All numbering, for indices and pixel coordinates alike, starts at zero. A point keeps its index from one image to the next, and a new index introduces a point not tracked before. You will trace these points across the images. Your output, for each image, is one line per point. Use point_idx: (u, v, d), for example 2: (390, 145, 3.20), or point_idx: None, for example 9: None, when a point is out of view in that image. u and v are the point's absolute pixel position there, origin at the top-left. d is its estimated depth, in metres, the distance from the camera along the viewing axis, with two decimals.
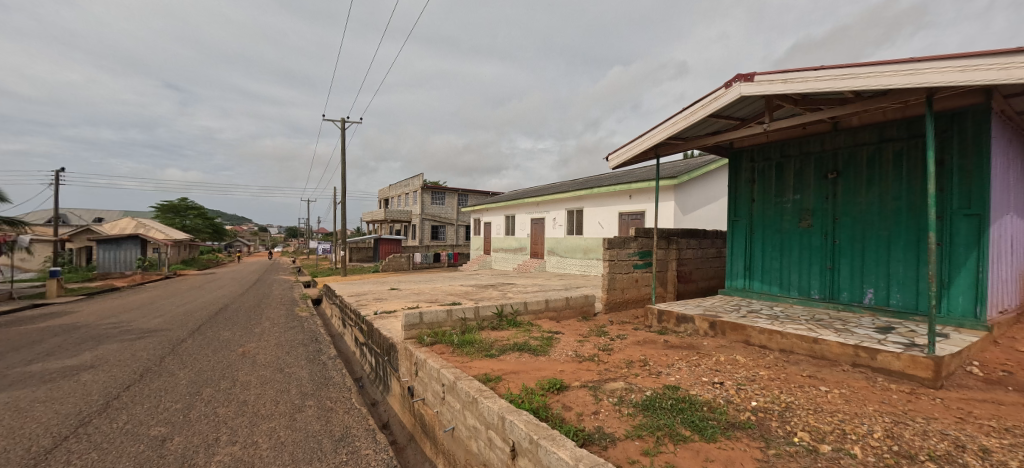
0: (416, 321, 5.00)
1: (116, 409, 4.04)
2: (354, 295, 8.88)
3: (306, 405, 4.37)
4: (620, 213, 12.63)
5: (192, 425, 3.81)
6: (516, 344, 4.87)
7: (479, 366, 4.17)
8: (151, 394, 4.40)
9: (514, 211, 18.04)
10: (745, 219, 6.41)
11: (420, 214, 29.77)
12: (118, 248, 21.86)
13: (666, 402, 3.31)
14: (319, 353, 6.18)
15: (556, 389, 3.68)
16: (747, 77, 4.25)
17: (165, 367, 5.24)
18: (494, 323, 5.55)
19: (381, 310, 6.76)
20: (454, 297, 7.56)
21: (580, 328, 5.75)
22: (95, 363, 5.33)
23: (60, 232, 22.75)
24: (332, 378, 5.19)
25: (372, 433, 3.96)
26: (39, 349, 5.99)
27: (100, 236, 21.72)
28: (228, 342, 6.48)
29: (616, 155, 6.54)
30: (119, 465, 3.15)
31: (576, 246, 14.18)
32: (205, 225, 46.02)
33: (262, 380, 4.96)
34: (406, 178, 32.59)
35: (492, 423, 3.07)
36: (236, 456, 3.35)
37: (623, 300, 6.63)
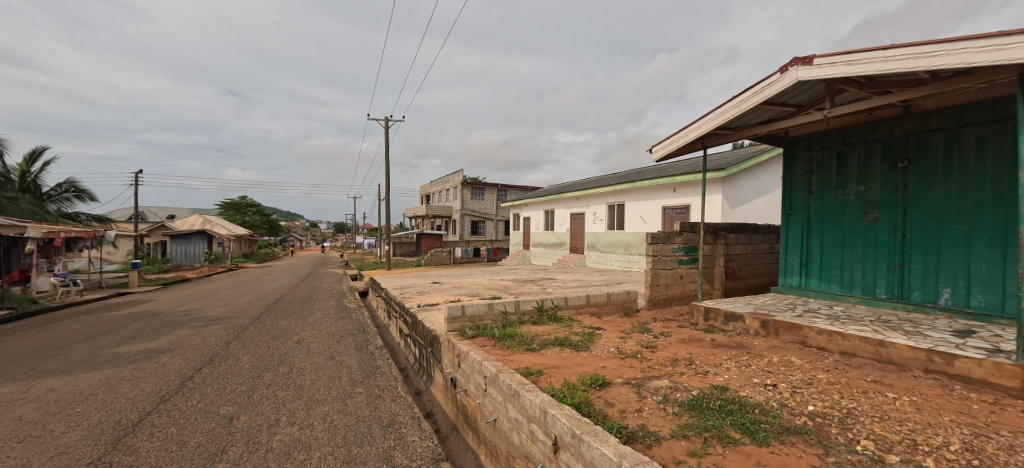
0: (459, 314, 5.12)
1: (191, 389, 4.43)
2: (399, 289, 9.20)
3: (356, 392, 4.58)
4: (664, 207, 12.25)
5: (255, 405, 4.10)
6: (557, 339, 4.86)
7: (521, 359, 4.19)
8: (220, 376, 4.78)
9: (553, 207, 17.94)
10: (802, 212, 6.02)
11: (459, 210, 30.31)
12: (188, 243, 23.92)
13: (715, 403, 3.18)
14: (367, 342, 6.46)
15: (598, 385, 3.63)
16: (805, 60, 3.96)
17: (231, 352, 5.67)
18: (535, 317, 5.56)
19: (425, 303, 6.96)
20: (495, 291, 7.61)
21: (622, 324, 5.63)
22: (171, 346, 5.86)
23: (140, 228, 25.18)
24: (379, 367, 5.40)
25: (417, 420, 4.07)
26: (125, 333, 6.67)
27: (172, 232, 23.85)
28: (285, 331, 6.90)
29: (660, 146, 6.33)
30: (193, 440, 3.44)
31: (617, 241, 13.92)
32: (262, 221, 49.23)
33: (316, 366, 5.25)
34: (446, 175, 33.23)
35: (534, 416, 3.08)
36: (294, 436, 3.57)
37: (668, 297, 6.44)
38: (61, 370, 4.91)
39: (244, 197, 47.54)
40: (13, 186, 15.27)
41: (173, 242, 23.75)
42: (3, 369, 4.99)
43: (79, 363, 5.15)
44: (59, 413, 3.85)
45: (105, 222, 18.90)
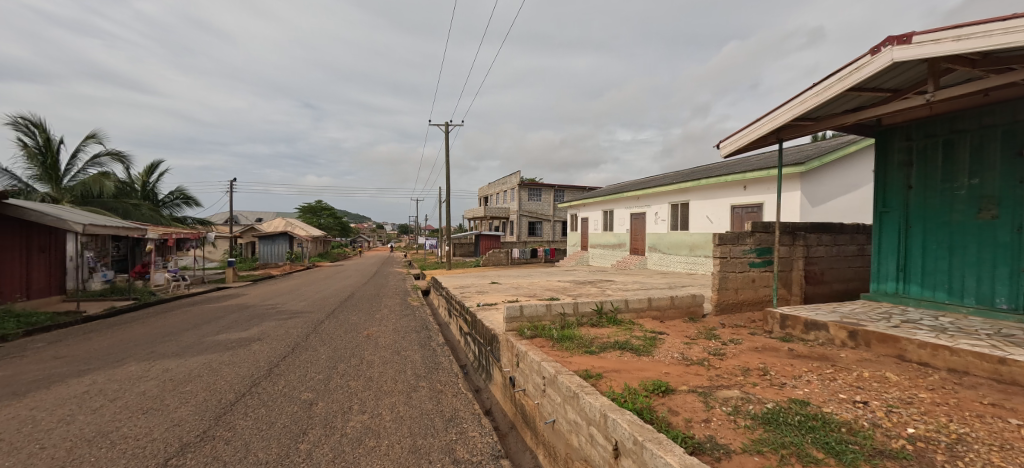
0: (517, 314, 5.18)
1: (277, 375, 4.90)
2: (459, 288, 9.49)
3: (420, 386, 4.79)
4: (733, 206, 11.52)
5: (331, 393, 4.44)
6: (617, 342, 4.74)
7: (580, 361, 4.14)
8: (301, 365, 5.24)
9: (611, 207, 17.57)
10: (898, 210, 5.36)
11: (516, 211, 30.66)
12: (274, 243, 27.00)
13: (793, 418, 2.92)
14: (429, 339, 6.73)
15: (661, 392, 3.49)
16: (901, 38, 3.53)
17: (310, 343, 6.18)
18: (593, 320, 5.47)
19: (484, 303, 7.12)
20: (553, 292, 7.58)
21: (687, 329, 5.36)
22: (260, 336, 6.52)
23: (235, 230, 28.40)
24: (441, 363, 5.60)
25: (478, 417, 4.16)
26: (223, 323, 7.53)
27: (261, 233, 26.93)
28: (356, 325, 7.40)
29: (729, 141, 5.96)
30: (279, 421, 3.80)
31: (681, 242, 13.28)
32: (334, 224, 53.25)
33: (384, 360, 5.58)
34: (502, 177, 33.77)
35: (594, 419, 3.02)
36: (365, 424, 3.81)
37: (738, 302, 6.02)
38: (175, 353, 5.66)
39: (320, 201, 51.79)
40: (137, 194, 17.86)
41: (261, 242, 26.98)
42: (132, 350, 5.86)
43: (189, 348, 5.92)
44: (173, 390, 4.43)
45: (207, 225, 21.50)
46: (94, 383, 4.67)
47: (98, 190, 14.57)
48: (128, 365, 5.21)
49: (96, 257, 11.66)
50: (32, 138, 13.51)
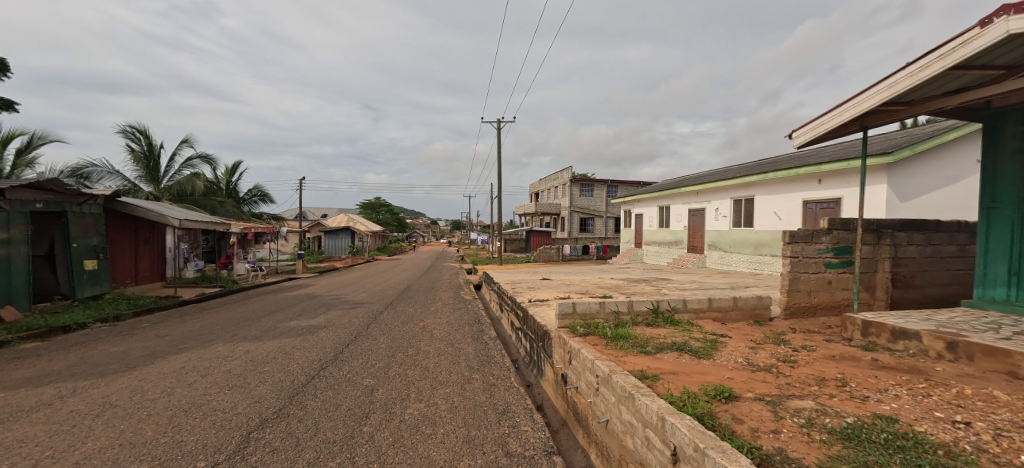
0: (570, 310, 5.13)
1: (342, 360, 5.23)
2: (511, 283, 9.60)
3: (473, 378, 4.89)
4: (806, 201, 10.62)
5: (391, 381, 4.66)
6: (674, 344, 4.54)
7: (635, 361, 4.02)
8: (362, 353, 5.54)
9: (667, 203, 16.88)
10: (1011, 205, 4.66)
11: (567, 207, 30.41)
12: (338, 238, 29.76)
13: (878, 436, 2.63)
14: (482, 332, 6.86)
15: (724, 398, 3.29)
16: (1020, 6, 3.05)
17: (370, 332, 6.53)
18: (649, 319, 5.30)
19: (535, 298, 7.14)
20: (606, 290, 7.43)
21: (751, 333, 5.01)
22: (327, 324, 6.99)
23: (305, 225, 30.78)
24: (493, 357, 5.67)
25: (530, 412, 4.17)
26: (294, 311, 8.17)
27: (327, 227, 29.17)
28: (413, 317, 7.71)
29: (802, 130, 5.49)
30: (345, 404, 4.06)
31: (744, 240, 12.48)
32: (392, 219, 55.98)
33: (439, 351, 5.77)
34: (553, 174, 33.65)
35: (651, 421, 2.91)
36: (421, 412, 3.96)
37: (811, 306, 5.54)
38: (254, 337, 6.23)
39: (379, 198, 54.75)
40: (223, 192, 19.86)
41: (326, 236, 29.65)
42: (219, 332, 6.53)
43: (265, 332, 6.49)
44: (254, 370, 4.88)
45: (280, 220, 23.42)
46: (189, 360, 5.26)
47: (192, 189, 16.21)
48: (216, 346, 5.81)
49: (189, 249, 13.11)
50: (139, 144, 15.42)
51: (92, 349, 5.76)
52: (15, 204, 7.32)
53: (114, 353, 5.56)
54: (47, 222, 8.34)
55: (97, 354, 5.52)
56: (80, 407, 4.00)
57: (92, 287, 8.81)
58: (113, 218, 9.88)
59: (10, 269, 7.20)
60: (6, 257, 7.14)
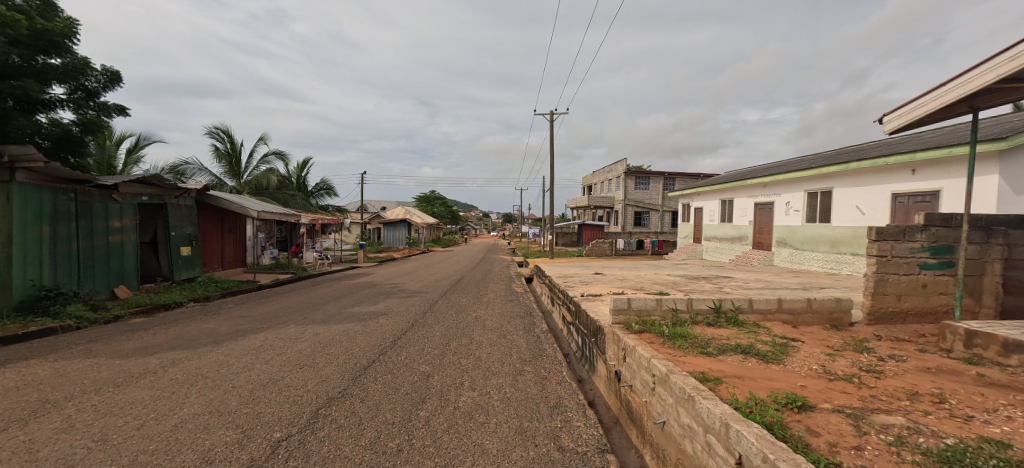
0: (624, 306, 4.99)
1: (399, 347, 5.47)
2: (562, 277, 9.54)
3: (525, 370, 4.91)
4: (895, 194, 9.51)
5: (446, 368, 4.80)
6: (739, 346, 4.26)
7: (694, 362, 3.82)
8: (418, 340, 5.76)
9: (730, 196, 15.87)
10: None
11: (621, 201, 29.63)
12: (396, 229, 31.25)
13: (985, 462, 2.29)
14: (533, 325, 6.87)
15: (796, 407, 3.04)
16: None
17: (425, 320, 6.77)
18: (710, 318, 5.02)
19: (587, 293, 7.02)
20: (662, 286, 7.14)
21: (828, 338, 4.59)
22: (386, 311, 7.35)
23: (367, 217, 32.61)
24: (545, 350, 5.66)
25: (582, 407, 4.10)
26: (356, 297, 8.67)
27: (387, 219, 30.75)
28: (466, 307, 7.90)
29: (897, 113, 4.87)
30: (403, 388, 4.25)
31: (819, 237, 11.46)
32: (446, 212, 57.82)
33: (491, 341, 5.86)
34: (607, 166, 32.92)
35: (713, 427, 2.75)
36: (475, 400, 4.05)
37: (901, 311, 4.97)
38: (321, 320, 6.70)
39: (435, 191, 57.01)
40: (294, 186, 21.53)
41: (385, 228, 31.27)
42: (290, 315, 7.09)
43: (331, 316, 6.95)
44: (321, 351, 5.25)
45: (343, 212, 24.94)
46: (266, 339, 5.76)
47: (266, 183, 17.75)
48: (288, 327, 6.31)
49: (266, 238, 14.38)
50: (222, 143, 17.05)
51: (188, 325, 6.50)
52: (126, 197, 8.38)
53: (204, 330, 6.23)
54: (152, 213, 9.48)
55: (190, 330, 6.21)
56: (177, 376, 4.52)
57: (187, 270, 9.93)
58: (202, 210, 11.04)
59: (123, 254, 8.29)
60: (120, 243, 8.23)
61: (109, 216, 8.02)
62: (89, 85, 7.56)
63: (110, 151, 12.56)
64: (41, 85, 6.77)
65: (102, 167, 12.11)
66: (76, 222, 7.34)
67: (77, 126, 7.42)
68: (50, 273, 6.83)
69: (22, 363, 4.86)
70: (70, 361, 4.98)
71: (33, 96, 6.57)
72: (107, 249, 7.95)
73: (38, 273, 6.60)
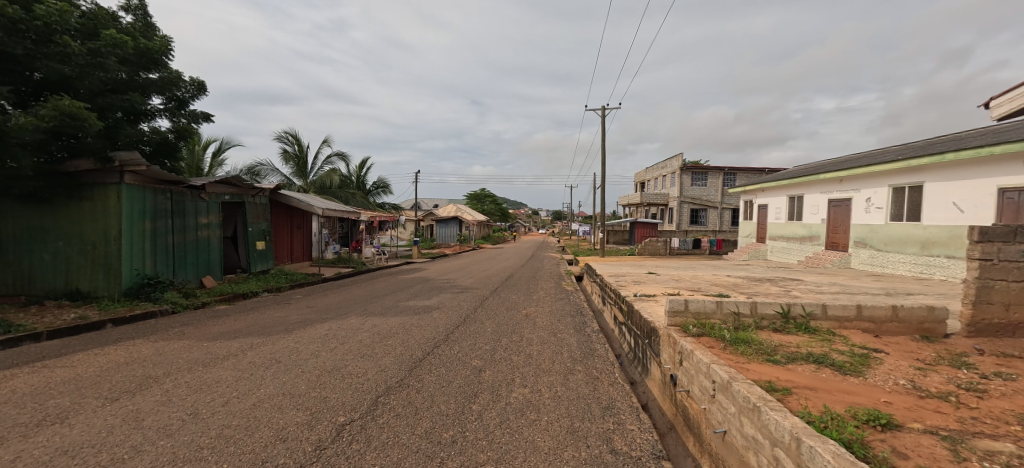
0: (681, 308, 4.80)
1: (452, 341, 5.63)
2: (614, 276, 9.36)
3: (576, 369, 4.87)
4: (1003, 188, 8.34)
5: (497, 364, 4.88)
6: (810, 355, 3.94)
7: (760, 370, 3.59)
8: (469, 335, 5.90)
9: (800, 192, 14.71)
10: None
11: (676, 198, 28.46)
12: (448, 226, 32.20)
13: None
14: (584, 324, 6.80)
15: (879, 424, 2.76)
16: None
17: (476, 316, 6.92)
18: (777, 324, 4.70)
19: (641, 293, 6.82)
20: (722, 288, 6.79)
21: (918, 351, 4.12)
22: (439, 306, 7.60)
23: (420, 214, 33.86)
24: (596, 350, 5.57)
25: (636, 411, 3.99)
26: (410, 292, 9.04)
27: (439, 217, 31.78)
28: (516, 304, 7.98)
29: (1007, 96, 4.25)
30: (456, 381, 4.37)
31: (906, 237, 10.30)
32: (496, 209, 58.66)
33: (541, 339, 5.87)
34: (661, 162, 31.77)
35: (780, 440, 2.57)
36: (526, 397, 4.08)
37: (1010, 324, 4.35)
38: (380, 313, 7.06)
39: (484, 189, 58.14)
40: (354, 185, 22.84)
41: (438, 225, 32.35)
42: (352, 307, 7.54)
43: (389, 309, 7.31)
44: (380, 342, 5.53)
45: (398, 209, 26.08)
46: (330, 329, 6.17)
47: (329, 182, 18.97)
48: (350, 318, 6.72)
49: (330, 234, 15.39)
50: (290, 146, 18.42)
51: (262, 313, 7.11)
52: (212, 196, 9.31)
53: (276, 318, 6.79)
54: (233, 210, 10.46)
55: (265, 318, 6.80)
56: (255, 359, 4.96)
57: (262, 263, 10.85)
58: (275, 208, 12.02)
59: (209, 248, 9.21)
60: (207, 237, 9.16)
61: (197, 213, 8.94)
62: (181, 95, 8.43)
63: (198, 155, 14.03)
64: (143, 98, 7.66)
65: (192, 169, 13.57)
66: (172, 219, 8.26)
67: (172, 133, 8.32)
68: (151, 263, 7.74)
69: (130, 342, 5.57)
70: (167, 341, 5.63)
71: (138, 107, 7.46)
72: (196, 243, 8.87)
73: (142, 263, 7.52)
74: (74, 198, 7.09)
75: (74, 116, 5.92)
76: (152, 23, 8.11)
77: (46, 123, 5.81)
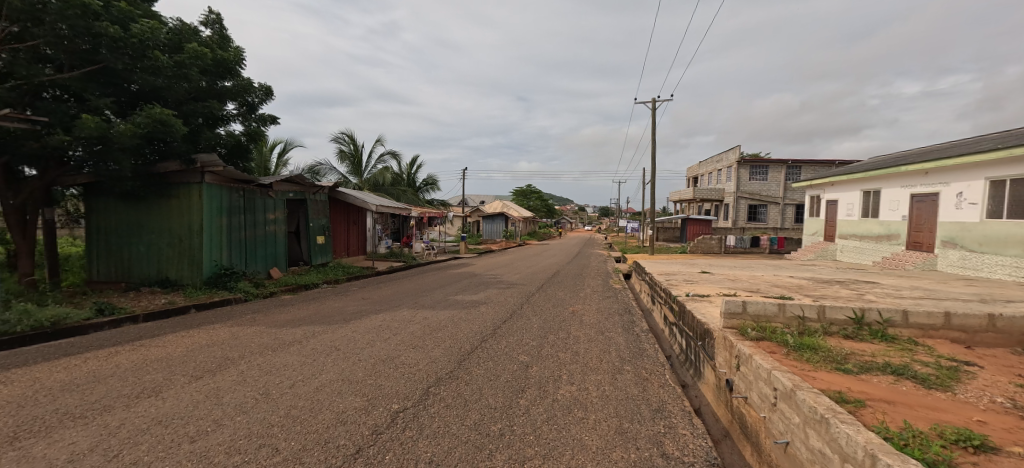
0: (739, 310, 4.56)
1: (499, 336, 5.73)
2: (665, 274, 9.09)
3: (624, 369, 4.80)
4: None
5: (544, 360, 4.91)
6: (888, 365, 3.61)
7: (828, 379, 3.34)
8: (516, 330, 5.97)
9: (877, 187, 13.43)
10: None
11: (732, 193, 27.02)
12: (494, 222, 32.65)
13: None
14: (632, 323, 6.66)
15: (972, 446, 2.48)
16: None
17: (523, 312, 6.99)
18: (848, 331, 4.36)
19: (693, 293, 6.57)
20: (785, 290, 6.39)
21: (1020, 365, 3.66)
22: (487, 301, 7.75)
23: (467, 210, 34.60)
24: (645, 350, 5.44)
25: (688, 414, 3.86)
26: (458, 286, 9.28)
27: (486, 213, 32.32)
28: (562, 301, 7.95)
29: None
30: (503, 376, 4.44)
31: (1006, 236, 9.10)
32: (542, 205, 58.65)
33: (588, 337, 5.82)
34: (716, 155, 30.21)
35: (851, 455, 2.39)
36: (574, 395, 4.08)
37: None
38: (430, 306, 7.33)
39: (531, 185, 58.40)
40: (405, 182, 23.75)
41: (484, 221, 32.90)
42: (404, 300, 7.87)
43: (439, 303, 7.56)
44: (430, 334, 5.74)
45: (446, 205, 26.80)
46: (384, 320, 6.49)
47: (382, 180, 19.85)
48: (402, 311, 7.03)
49: (382, 229, 16.11)
50: (347, 146, 19.44)
51: (322, 304, 7.60)
52: (278, 194, 10.04)
53: (335, 308, 7.24)
54: (296, 207, 11.24)
55: (325, 308, 7.27)
56: (316, 346, 5.33)
57: (321, 256, 11.58)
58: (332, 204, 12.76)
59: (275, 242, 9.96)
60: (274, 232, 9.91)
61: (266, 210, 9.70)
62: (252, 100, 9.12)
63: (265, 156, 15.17)
64: (220, 104, 8.38)
65: (261, 169, 14.74)
66: (244, 215, 9.02)
67: (244, 136, 9.06)
68: (227, 255, 8.51)
69: (210, 326, 6.18)
70: (241, 327, 6.18)
71: (216, 113, 8.19)
72: (265, 237, 9.63)
73: (219, 255, 8.29)
74: (163, 196, 7.93)
75: (164, 123, 6.64)
76: (227, 34, 8.83)
77: (142, 129, 6.55)
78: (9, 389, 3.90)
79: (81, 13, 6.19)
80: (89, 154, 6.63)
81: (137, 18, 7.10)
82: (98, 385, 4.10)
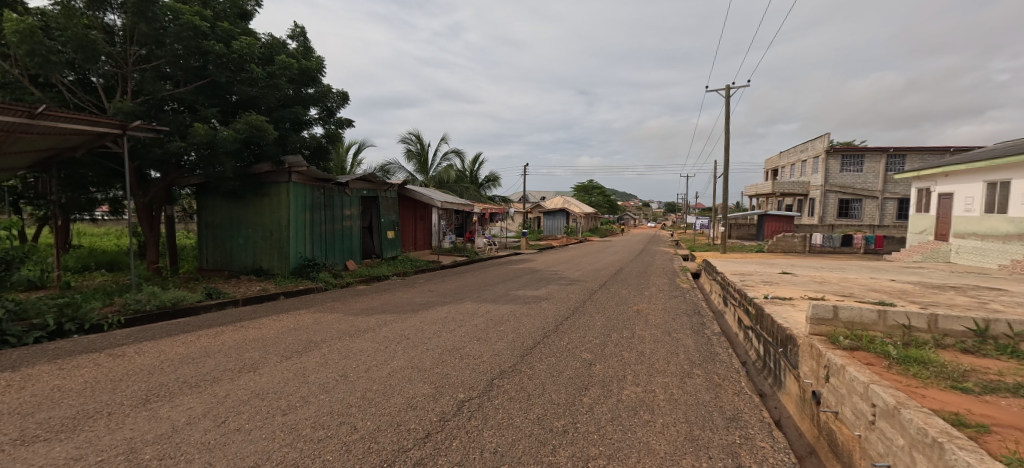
0: (829, 316, 4.15)
1: (561, 332, 5.73)
2: (739, 274, 8.52)
3: (694, 373, 4.58)
4: None
5: (608, 359, 4.84)
6: (1021, 386, 3.10)
7: (940, 398, 2.94)
8: (578, 327, 5.94)
9: (1005, 177, 11.46)
10: None
11: (819, 186, 24.57)
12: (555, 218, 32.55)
13: None
14: (703, 325, 6.33)
15: None
16: None
17: (586, 309, 6.92)
18: (966, 344, 3.81)
19: (774, 295, 6.10)
20: (887, 295, 5.71)
21: None
22: (548, 296, 7.78)
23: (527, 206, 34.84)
24: (718, 354, 5.15)
25: (767, 426, 3.59)
26: (519, 282, 9.39)
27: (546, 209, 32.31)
28: (625, 299, 7.76)
29: None
30: (566, 373, 4.44)
31: None
32: (604, 201, 57.41)
33: (654, 338, 5.63)
34: (800, 144, 27.52)
35: None
36: (638, 396, 3.98)
37: None
38: (493, 300, 7.50)
39: (592, 181, 57.37)
40: (467, 178, 24.44)
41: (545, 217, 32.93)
42: (469, 293, 8.13)
43: (502, 298, 7.71)
44: (494, 328, 5.89)
45: (507, 201, 27.18)
46: (450, 312, 6.76)
47: (446, 177, 20.60)
48: (467, 304, 7.27)
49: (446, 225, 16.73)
50: (414, 145, 20.39)
51: (392, 295, 8.07)
52: (353, 191, 10.79)
53: (404, 300, 7.66)
54: (369, 204, 12.03)
55: (395, 299, 7.73)
56: (388, 334, 5.69)
57: (390, 250, 12.30)
58: (401, 201, 13.47)
59: (351, 236, 10.75)
60: (349, 227, 10.69)
61: (343, 206, 10.49)
62: (331, 105, 9.85)
63: (342, 157, 16.40)
64: (304, 109, 9.16)
65: (338, 168, 15.94)
66: (324, 211, 9.82)
67: (325, 138, 9.81)
68: (309, 248, 9.33)
69: (296, 312, 6.84)
70: (321, 314, 6.77)
71: (301, 118, 8.97)
72: (341, 231, 10.42)
73: (303, 247, 9.12)
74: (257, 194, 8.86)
75: (258, 128, 7.42)
76: (310, 45, 9.62)
77: (241, 135, 7.38)
78: (142, 359, 4.63)
79: (193, 34, 7.14)
80: (199, 158, 7.61)
81: (237, 36, 7.98)
82: (209, 359, 4.72)
